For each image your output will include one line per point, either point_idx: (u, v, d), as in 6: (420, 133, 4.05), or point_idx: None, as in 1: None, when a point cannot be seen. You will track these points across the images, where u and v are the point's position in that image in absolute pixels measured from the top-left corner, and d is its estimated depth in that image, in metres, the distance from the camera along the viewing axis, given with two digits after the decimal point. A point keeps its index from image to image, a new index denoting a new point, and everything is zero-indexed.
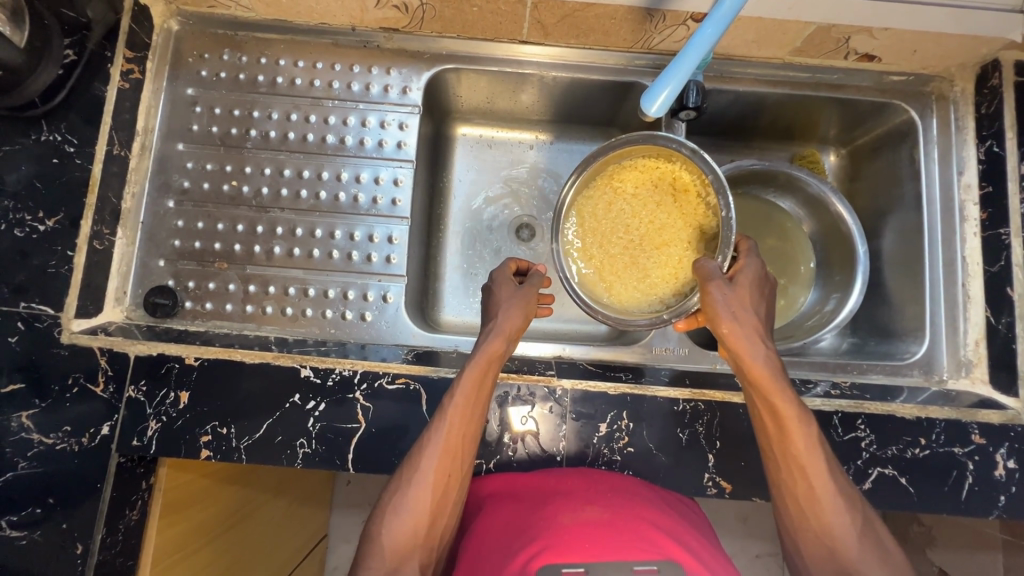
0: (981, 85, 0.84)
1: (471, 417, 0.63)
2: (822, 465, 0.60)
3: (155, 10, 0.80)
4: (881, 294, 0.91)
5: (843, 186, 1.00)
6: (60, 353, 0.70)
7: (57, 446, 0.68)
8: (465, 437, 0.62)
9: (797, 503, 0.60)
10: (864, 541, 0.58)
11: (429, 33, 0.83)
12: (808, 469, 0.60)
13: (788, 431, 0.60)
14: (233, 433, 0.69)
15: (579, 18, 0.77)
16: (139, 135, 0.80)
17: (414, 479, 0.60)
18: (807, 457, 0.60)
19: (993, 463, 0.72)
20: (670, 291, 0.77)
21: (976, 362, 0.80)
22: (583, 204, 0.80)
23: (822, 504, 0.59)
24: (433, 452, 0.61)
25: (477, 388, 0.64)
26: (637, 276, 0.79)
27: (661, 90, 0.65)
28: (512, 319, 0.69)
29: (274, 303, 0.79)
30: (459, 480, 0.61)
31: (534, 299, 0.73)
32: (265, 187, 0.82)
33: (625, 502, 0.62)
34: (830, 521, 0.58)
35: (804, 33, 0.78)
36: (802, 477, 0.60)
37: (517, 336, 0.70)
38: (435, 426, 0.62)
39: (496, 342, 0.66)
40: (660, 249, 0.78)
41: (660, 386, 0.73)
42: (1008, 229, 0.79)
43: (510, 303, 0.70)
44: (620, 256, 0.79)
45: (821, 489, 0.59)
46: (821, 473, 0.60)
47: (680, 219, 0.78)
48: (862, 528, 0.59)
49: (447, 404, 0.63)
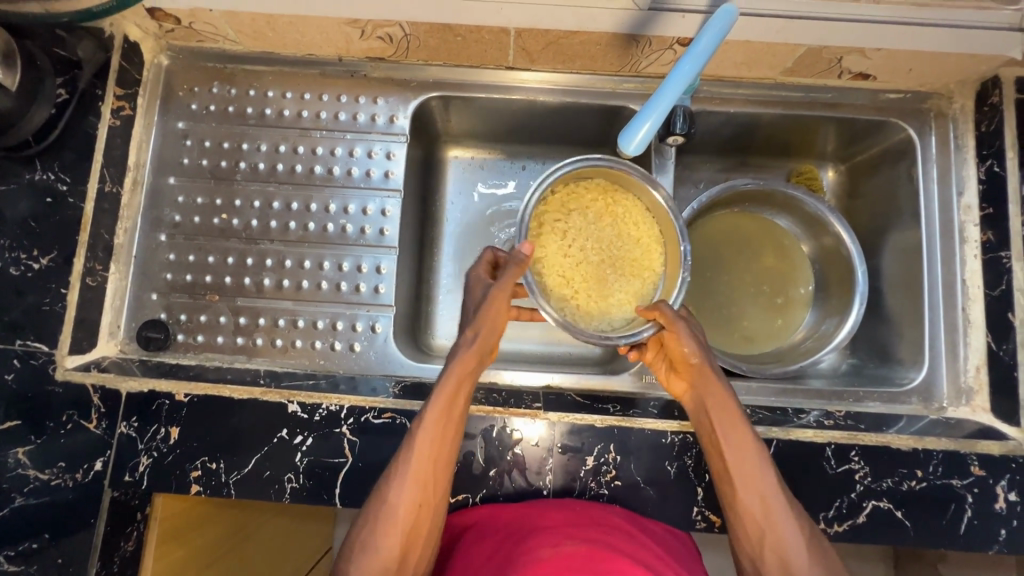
0: (981, 102, 0.81)
1: (441, 445, 0.63)
2: (777, 494, 0.62)
3: (146, 46, 0.82)
4: (880, 315, 0.89)
5: (841, 204, 0.97)
6: (54, 389, 0.71)
7: (52, 481, 0.69)
8: (436, 464, 0.63)
9: (755, 535, 0.62)
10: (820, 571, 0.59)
11: (416, 60, 0.82)
12: (763, 498, 0.62)
13: (742, 460, 0.63)
14: (222, 467, 0.70)
15: (564, 45, 0.76)
16: (131, 170, 0.81)
17: (384, 514, 0.60)
18: (761, 487, 0.62)
19: (993, 496, 0.70)
20: (621, 316, 0.77)
21: (976, 389, 0.79)
22: (564, 203, 0.79)
23: (778, 534, 0.61)
24: (402, 483, 0.61)
25: (448, 409, 0.64)
26: (599, 292, 0.78)
27: (640, 125, 0.63)
28: (483, 338, 0.68)
29: (264, 335, 0.80)
30: (431, 509, 0.63)
31: (503, 301, 0.68)
32: (255, 220, 0.83)
33: (606, 534, 0.62)
34: (788, 551, 0.60)
35: (794, 54, 0.76)
36: (758, 496, 0.62)
37: (487, 349, 0.70)
38: (405, 457, 0.62)
39: (467, 358, 0.66)
40: (629, 277, 0.78)
41: (649, 418, 0.73)
42: (1008, 252, 0.77)
43: (483, 309, 0.68)
44: (590, 266, 0.78)
45: (777, 520, 0.61)
46: (777, 502, 0.62)
47: (652, 259, 0.79)
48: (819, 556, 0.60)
49: (418, 429, 0.63)
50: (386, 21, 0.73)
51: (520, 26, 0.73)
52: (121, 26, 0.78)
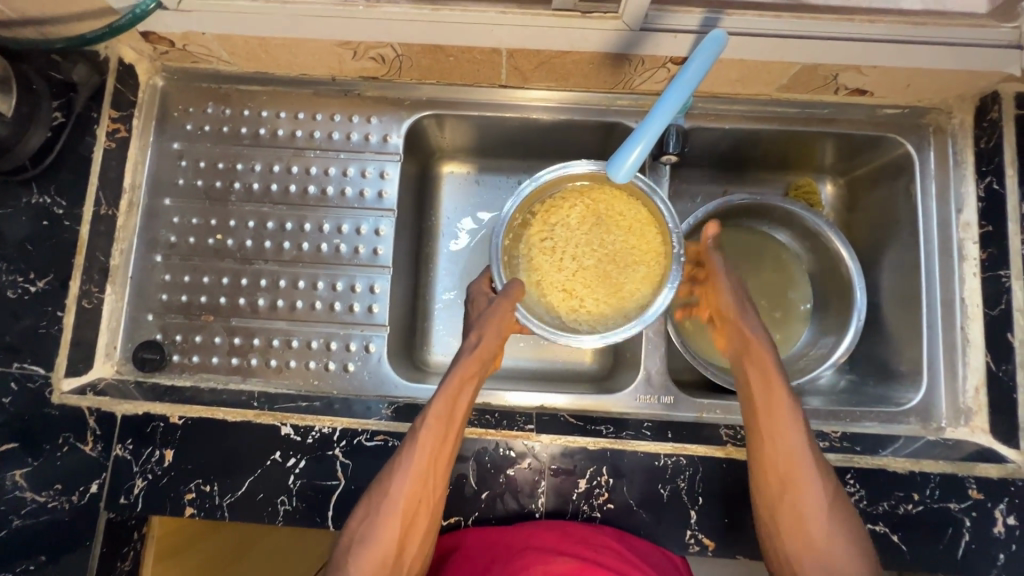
0: (980, 118, 0.80)
1: (442, 443, 0.64)
2: (816, 467, 0.64)
3: (141, 68, 0.82)
4: (879, 332, 0.88)
5: (840, 217, 0.96)
6: (50, 412, 0.72)
7: (49, 504, 0.69)
8: (437, 462, 0.63)
9: (790, 506, 0.63)
10: (850, 540, 0.62)
11: (408, 79, 0.82)
12: (802, 470, 0.63)
13: (788, 433, 0.64)
14: (216, 490, 0.70)
15: (556, 64, 0.76)
16: (126, 192, 0.82)
17: (383, 506, 0.61)
18: (803, 458, 0.64)
19: (991, 520, 0.70)
20: (638, 307, 0.75)
21: (975, 410, 0.78)
22: (542, 217, 0.79)
23: (814, 506, 0.63)
24: (402, 478, 0.61)
25: (451, 408, 0.65)
26: (608, 291, 0.77)
27: (629, 151, 0.62)
28: (485, 339, 0.69)
29: (259, 355, 0.81)
30: (431, 503, 0.63)
31: (509, 310, 0.71)
32: (249, 240, 0.84)
33: (595, 552, 0.66)
34: (811, 510, 0.62)
35: (789, 71, 0.76)
36: (786, 452, 0.64)
37: (492, 353, 0.71)
38: (406, 451, 0.63)
39: (471, 361, 0.68)
40: (634, 265, 0.77)
41: (641, 441, 0.72)
42: (1008, 271, 0.76)
43: (487, 317, 0.70)
44: (592, 270, 0.78)
45: (813, 491, 0.63)
46: (815, 474, 0.64)
47: (650, 239, 0.77)
48: (849, 526, 0.63)
49: (420, 425, 0.64)
50: (378, 43, 0.73)
51: (511, 47, 0.72)
52: (116, 49, 0.78)
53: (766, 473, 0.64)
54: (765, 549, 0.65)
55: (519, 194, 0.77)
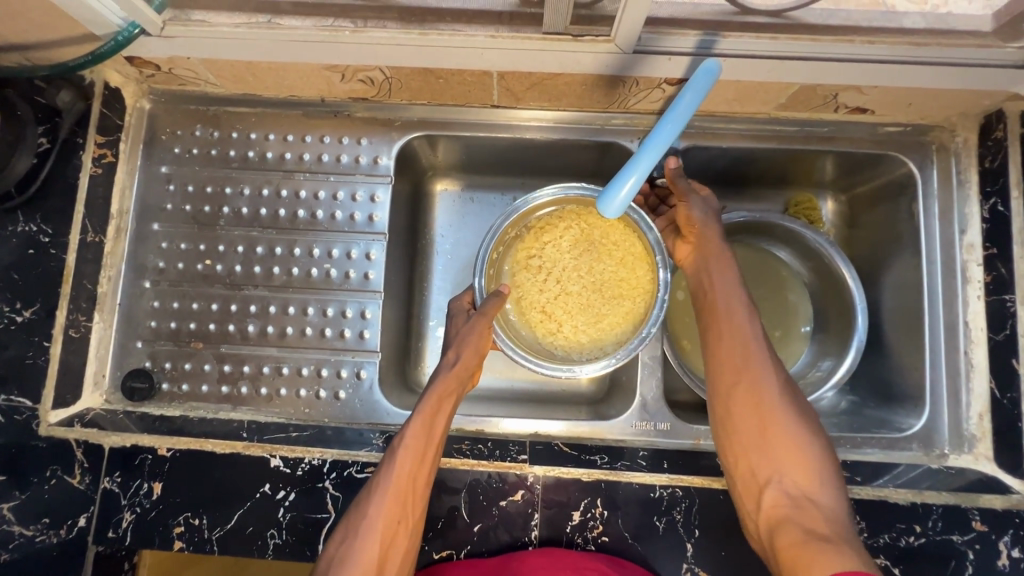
0: (985, 136, 0.78)
1: (422, 463, 0.62)
2: (782, 390, 0.64)
3: (127, 91, 0.81)
4: (881, 354, 0.86)
5: (840, 234, 0.94)
6: (38, 445, 0.71)
7: (37, 538, 0.69)
8: (416, 481, 0.62)
9: (759, 431, 0.62)
10: (825, 469, 0.60)
11: (398, 100, 0.81)
12: (768, 395, 0.63)
13: (751, 355, 0.65)
14: (205, 523, 0.69)
15: (549, 85, 0.74)
16: (114, 218, 0.81)
17: (362, 529, 0.58)
18: (767, 382, 0.64)
19: (995, 552, 0.68)
20: (614, 342, 0.75)
21: (979, 437, 0.76)
22: (534, 236, 0.78)
23: (782, 429, 0.62)
24: (381, 498, 0.60)
25: (430, 428, 0.64)
26: (588, 320, 0.76)
27: (623, 182, 0.61)
28: (465, 357, 0.69)
29: (249, 383, 0.80)
30: (410, 524, 0.61)
31: (487, 330, 0.70)
32: (238, 265, 0.83)
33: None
34: (790, 457, 0.61)
35: (787, 91, 0.74)
36: (755, 395, 0.63)
37: (471, 372, 0.70)
38: (385, 470, 0.62)
39: (450, 379, 0.67)
40: (619, 298, 0.75)
41: (637, 472, 0.71)
42: (1013, 295, 0.74)
43: (464, 334, 0.69)
44: (575, 295, 0.76)
45: (781, 413, 0.62)
46: (783, 399, 0.63)
47: (639, 276, 0.75)
48: (824, 454, 0.61)
49: (399, 443, 0.63)
50: (367, 66, 0.71)
51: (502, 69, 0.70)
52: (102, 73, 0.77)
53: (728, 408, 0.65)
54: (737, 496, 0.63)
55: (512, 212, 0.74)
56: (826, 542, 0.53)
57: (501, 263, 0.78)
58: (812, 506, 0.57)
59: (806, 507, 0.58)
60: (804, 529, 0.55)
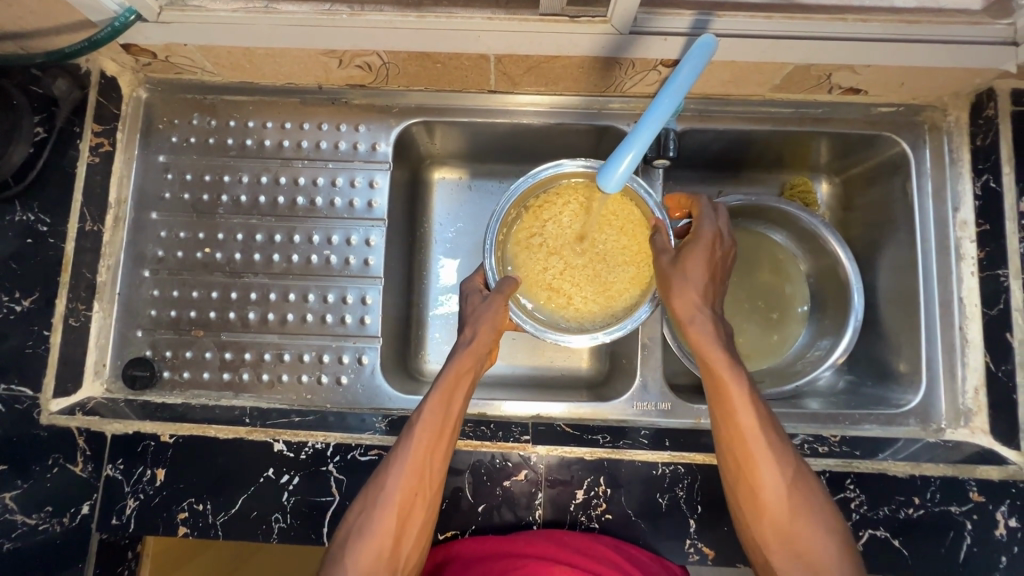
0: (975, 115, 0.79)
1: (441, 439, 0.62)
2: (792, 482, 0.59)
3: (123, 80, 0.81)
4: (877, 333, 0.87)
5: (835, 215, 0.95)
6: (39, 434, 0.71)
7: (39, 526, 0.68)
8: (433, 455, 0.61)
9: (776, 530, 0.58)
10: (843, 553, 0.57)
11: (396, 86, 0.81)
12: (782, 488, 0.58)
13: (759, 450, 0.59)
14: (208, 509, 0.69)
15: (545, 68, 0.74)
16: (112, 207, 0.81)
17: (380, 499, 0.59)
18: (778, 477, 0.59)
19: (993, 522, 0.69)
20: (625, 307, 0.76)
21: (975, 411, 0.77)
22: (531, 215, 0.79)
23: (800, 523, 0.58)
24: (398, 471, 0.60)
25: (446, 406, 0.63)
26: (597, 290, 0.77)
27: (622, 157, 0.62)
28: (481, 333, 0.68)
29: (250, 369, 0.81)
30: (428, 497, 0.61)
31: (504, 309, 0.70)
32: (238, 253, 0.83)
33: (595, 564, 0.64)
34: (801, 540, 0.57)
35: (782, 72, 0.74)
36: (758, 479, 0.59)
37: (489, 348, 0.70)
38: (403, 445, 0.62)
39: (467, 357, 0.67)
40: (624, 266, 0.77)
41: (639, 450, 0.72)
42: (1006, 270, 0.75)
43: (481, 312, 0.70)
44: (581, 268, 0.77)
45: (795, 508, 0.58)
46: (795, 488, 0.59)
47: (642, 240, 0.77)
48: (841, 540, 0.58)
49: (416, 419, 0.63)
50: (364, 51, 0.71)
51: (499, 52, 0.71)
52: (98, 61, 0.77)
53: (743, 506, 0.60)
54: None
55: (511, 194, 0.75)
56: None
57: (505, 244, 0.78)
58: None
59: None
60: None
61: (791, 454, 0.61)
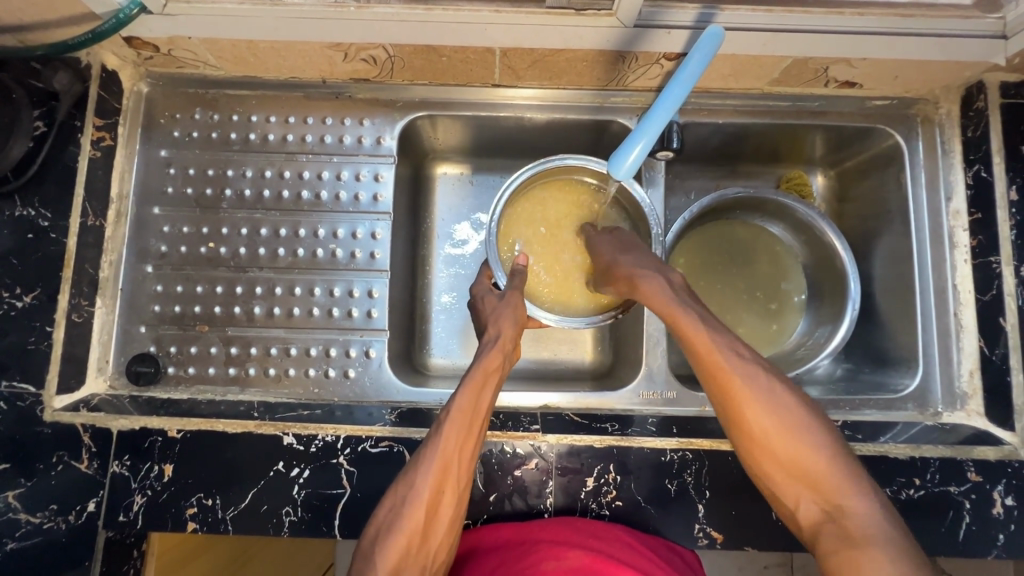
0: (966, 108, 0.82)
1: (468, 435, 0.62)
2: (774, 406, 0.59)
3: (124, 74, 0.80)
4: (874, 320, 0.89)
5: (831, 208, 0.97)
6: (42, 431, 0.70)
7: (44, 525, 0.67)
8: (463, 450, 0.61)
9: (772, 457, 0.58)
10: (846, 466, 0.56)
11: (400, 81, 0.81)
12: (770, 414, 0.59)
13: (735, 381, 0.61)
14: (218, 503, 0.69)
15: (549, 62, 0.75)
16: (114, 202, 0.81)
17: (409, 496, 0.59)
18: (762, 404, 0.59)
19: (991, 501, 0.71)
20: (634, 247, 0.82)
21: (971, 394, 0.79)
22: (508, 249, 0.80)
23: (793, 445, 0.57)
24: (427, 468, 0.60)
25: (475, 402, 0.64)
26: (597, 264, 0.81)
27: (630, 149, 0.66)
28: (505, 330, 0.70)
29: (257, 365, 0.81)
30: (454, 494, 0.60)
31: (520, 304, 0.72)
32: (242, 248, 0.84)
33: (608, 545, 0.66)
34: (798, 462, 0.57)
35: (781, 65, 0.75)
36: (740, 409, 0.60)
37: (513, 346, 0.71)
38: (430, 443, 0.62)
39: (495, 355, 0.68)
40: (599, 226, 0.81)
41: (647, 437, 0.72)
42: (998, 257, 0.77)
43: (500, 311, 0.72)
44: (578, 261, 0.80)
45: (786, 434, 0.58)
46: (784, 410, 0.59)
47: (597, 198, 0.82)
48: (837, 456, 0.57)
49: (444, 416, 0.63)
50: (370, 44, 0.71)
51: (505, 46, 0.71)
52: (98, 55, 0.76)
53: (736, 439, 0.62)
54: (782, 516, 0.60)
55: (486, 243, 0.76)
56: (863, 559, 0.51)
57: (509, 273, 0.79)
58: (846, 519, 0.54)
59: (841, 520, 0.54)
60: (843, 551, 0.52)
61: (770, 371, 0.62)
